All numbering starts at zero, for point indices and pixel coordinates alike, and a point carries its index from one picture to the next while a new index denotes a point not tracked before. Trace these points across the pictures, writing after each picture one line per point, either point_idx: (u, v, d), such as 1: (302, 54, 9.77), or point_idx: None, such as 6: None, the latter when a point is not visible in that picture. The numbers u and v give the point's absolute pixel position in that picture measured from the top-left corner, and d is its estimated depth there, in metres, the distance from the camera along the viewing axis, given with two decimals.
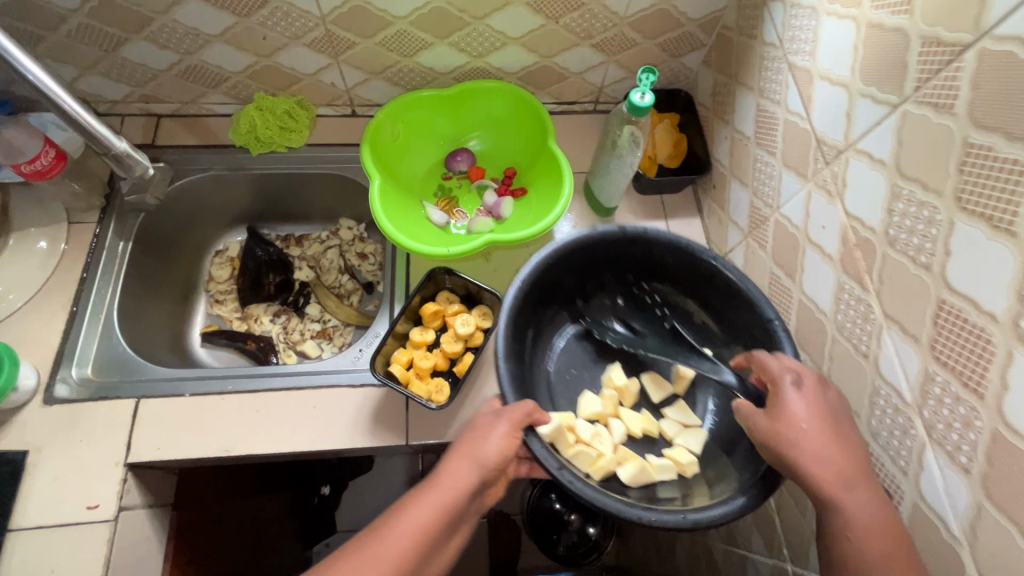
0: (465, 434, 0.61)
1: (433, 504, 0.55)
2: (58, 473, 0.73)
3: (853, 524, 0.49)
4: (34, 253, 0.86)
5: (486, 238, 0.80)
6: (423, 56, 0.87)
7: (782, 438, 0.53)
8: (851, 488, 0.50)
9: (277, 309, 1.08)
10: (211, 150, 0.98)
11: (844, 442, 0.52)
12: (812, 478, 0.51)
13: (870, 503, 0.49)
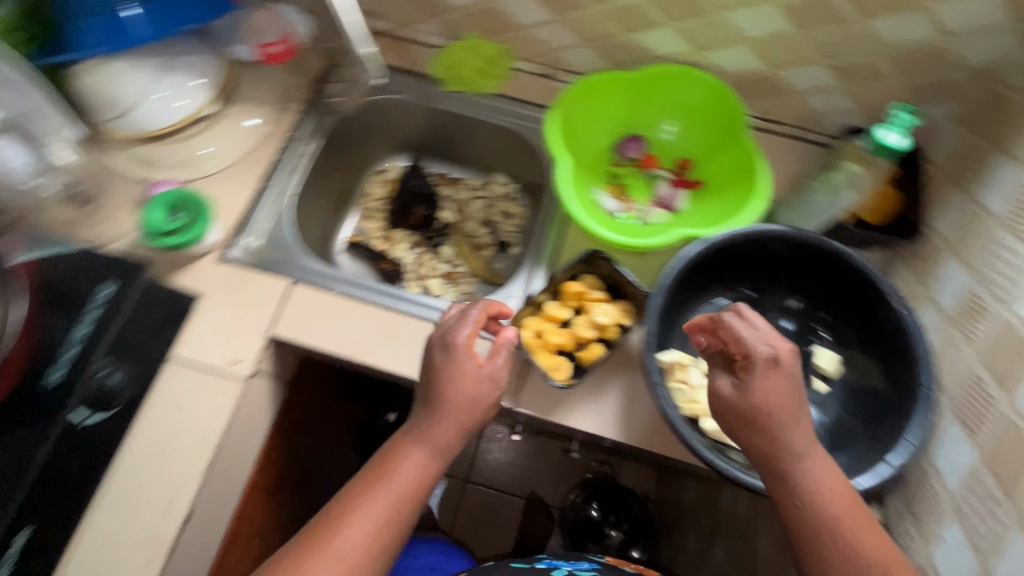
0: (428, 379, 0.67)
1: (445, 433, 0.65)
2: (212, 324, 0.80)
3: (817, 501, 0.56)
4: (240, 130, 0.93)
5: (681, 233, 0.76)
6: (644, 34, 0.83)
7: (754, 413, 0.57)
8: (808, 463, 0.57)
9: (416, 240, 1.13)
10: (410, 77, 1.00)
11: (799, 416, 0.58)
12: (778, 449, 0.57)
13: (826, 469, 0.58)
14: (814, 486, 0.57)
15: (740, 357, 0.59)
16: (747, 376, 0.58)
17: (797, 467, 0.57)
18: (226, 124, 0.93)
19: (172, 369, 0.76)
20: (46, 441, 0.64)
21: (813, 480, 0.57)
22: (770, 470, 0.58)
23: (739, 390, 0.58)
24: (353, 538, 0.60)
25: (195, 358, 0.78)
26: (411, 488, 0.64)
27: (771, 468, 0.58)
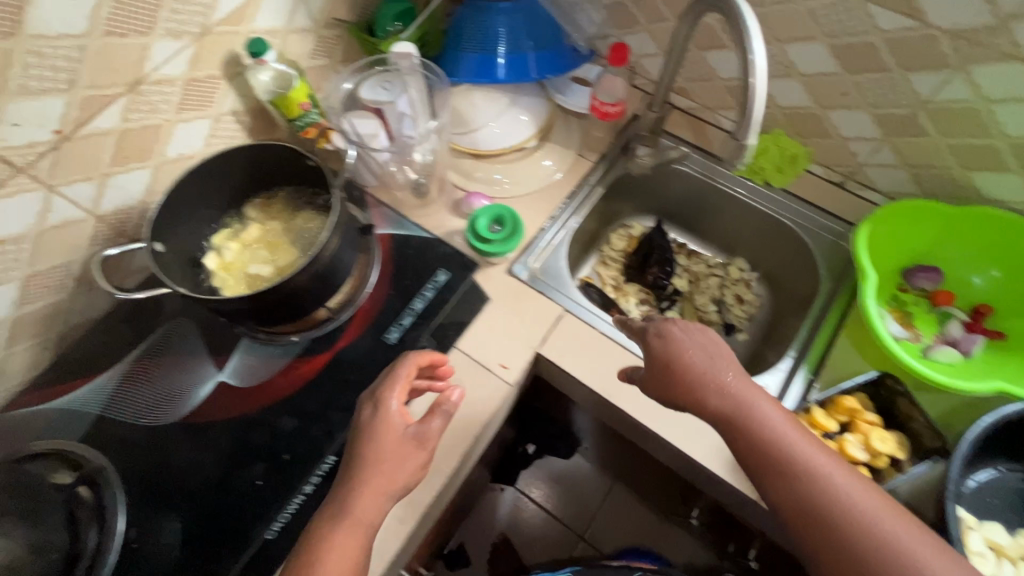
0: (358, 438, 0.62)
1: (394, 440, 0.61)
2: (492, 326, 0.85)
3: (773, 444, 0.60)
4: (540, 168, 1.02)
5: (1000, 385, 0.74)
6: (980, 175, 0.84)
7: (727, 399, 0.64)
8: (754, 399, 0.64)
9: (643, 298, 1.15)
10: (702, 154, 1.06)
11: (701, 356, 0.67)
12: (780, 438, 0.61)
13: (793, 425, 0.62)
14: (820, 487, 0.58)
15: (657, 331, 0.71)
16: (658, 346, 0.70)
17: (779, 443, 0.60)
18: (529, 159, 1.02)
19: (462, 357, 0.81)
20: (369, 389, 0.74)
21: (812, 464, 0.59)
22: (736, 418, 0.63)
23: (667, 368, 0.68)
24: (322, 566, 0.54)
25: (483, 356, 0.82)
26: (380, 493, 0.59)
27: (690, 393, 0.66)
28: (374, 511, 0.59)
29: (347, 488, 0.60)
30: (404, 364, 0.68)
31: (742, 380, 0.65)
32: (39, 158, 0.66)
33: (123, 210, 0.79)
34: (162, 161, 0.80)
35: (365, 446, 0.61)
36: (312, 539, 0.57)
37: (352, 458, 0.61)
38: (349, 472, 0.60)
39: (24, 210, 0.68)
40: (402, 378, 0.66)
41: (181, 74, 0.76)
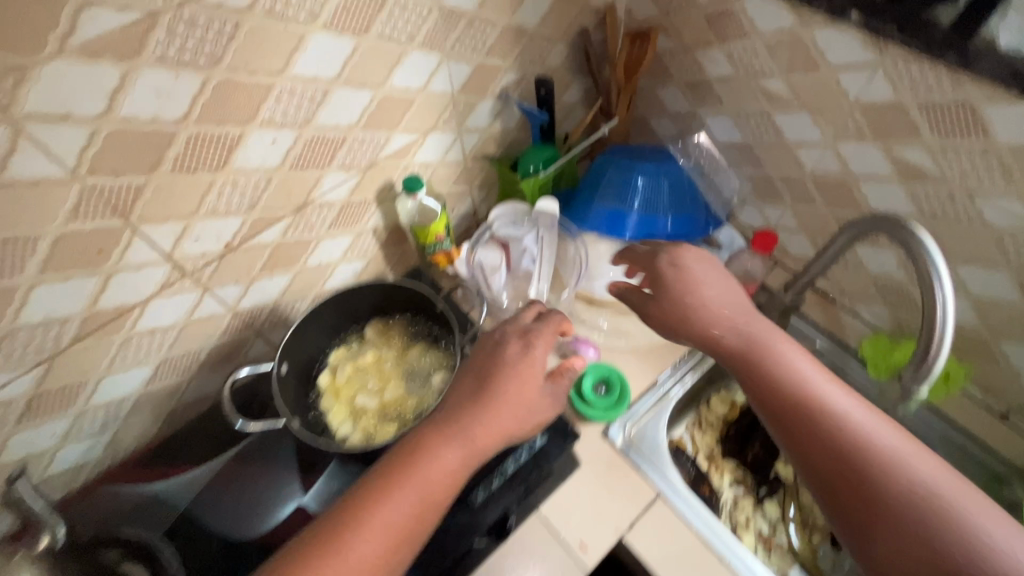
0: (493, 377, 0.62)
1: (534, 388, 0.62)
2: (579, 498, 0.80)
3: (831, 419, 0.56)
4: None
5: None
6: None
7: (739, 334, 0.65)
8: (820, 380, 0.60)
9: (739, 477, 1.04)
10: (830, 339, 0.98)
11: (754, 323, 0.66)
12: (803, 383, 0.60)
13: (847, 394, 0.59)
14: (819, 405, 0.58)
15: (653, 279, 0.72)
16: (657, 286, 0.71)
17: (804, 394, 0.59)
18: None
19: (541, 525, 0.78)
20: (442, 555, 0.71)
21: (842, 409, 0.57)
22: (749, 352, 0.64)
23: (671, 302, 0.69)
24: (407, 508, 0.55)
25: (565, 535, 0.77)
26: (504, 434, 0.60)
27: (706, 334, 0.67)
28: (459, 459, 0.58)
29: (439, 429, 0.59)
30: (516, 320, 0.69)
31: (774, 352, 0.63)
32: (206, 265, 0.72)
33: (257, 307, 0.84)
34: (302, 269, 0.86)
35: (503, 379, 0.61)
36: (397, 464, 0.57)
37: (465, 381, 0.63)
38: (438, 427, 0.60)
39: (179, 307, 0.74)
40: (521, 321, 0.68)
41: (340, 198, 0.82)
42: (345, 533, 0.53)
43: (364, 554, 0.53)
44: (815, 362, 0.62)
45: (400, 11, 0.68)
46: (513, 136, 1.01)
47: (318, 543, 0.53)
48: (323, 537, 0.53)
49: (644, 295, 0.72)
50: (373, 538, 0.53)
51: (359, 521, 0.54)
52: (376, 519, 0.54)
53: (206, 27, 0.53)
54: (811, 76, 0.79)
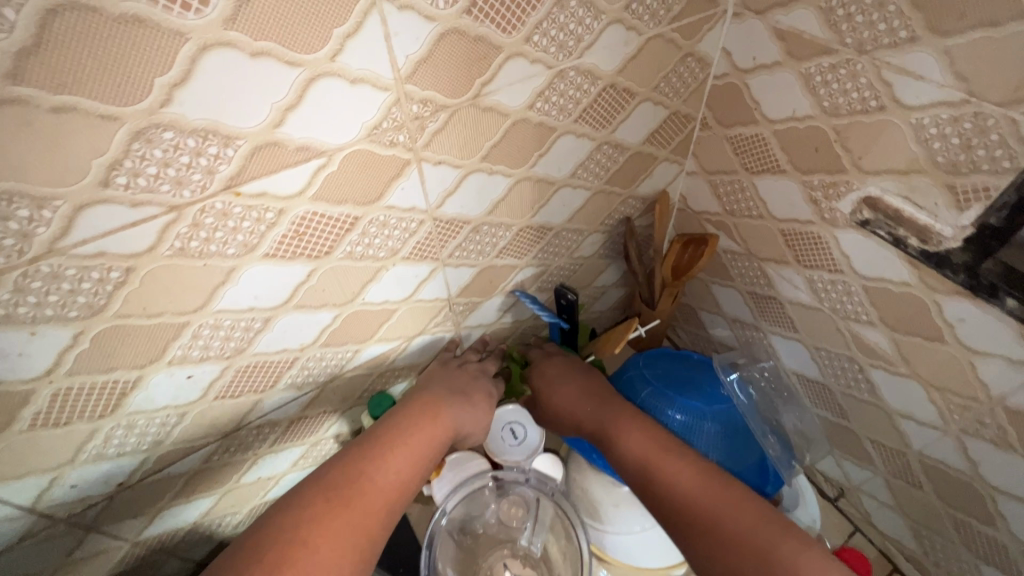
0: (432, 374, 0.70)
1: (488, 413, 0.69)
2: None
3: (668, 489, 0.60)
4: None
5: None
6: None
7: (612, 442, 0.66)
8: (659, 453, 0.62)
9: None
10: None
11: (613, 420, 0.67)
12: (639, 458, 0.63)
13: (691, 463, 0.61)
14: (669, 490, 0.60)
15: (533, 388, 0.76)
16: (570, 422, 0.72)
17: (643, 468, 0.62)
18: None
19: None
20: None
21: (674, 476, 0.60)
22: (638, 467, 0.63)
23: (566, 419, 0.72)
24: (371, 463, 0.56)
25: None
26: (454, 430, 0.66)
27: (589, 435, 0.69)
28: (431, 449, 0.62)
29: (412, 415, 0.63)
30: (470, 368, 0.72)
31: (621, 427, 0.66)
32: (90, 507, 0.56)
33: (168, 531, 0.67)
34: (233, 487, 0.68)
35: (474, 383, 0.70)
36: (366, 452, 0.57)
37: (419, 397, 0.65)
38: (411, 411, 0.63)
39: (50, 553, 0.57)
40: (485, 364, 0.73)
41: (289, 415, 0.65)
42: (329, 519, 0.50)
43: (334, 549, 0.49)
44: (648, 428, 0.65)
45: (378, 228, 0.52)
46: (527, 326, 0.83)
47: (274, 536, 0.48)
48: (299, 525, 0.49)
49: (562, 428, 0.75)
50: (342, 527, 0.50)
51: (337, 508, 0.51)
52: (353, 505, 0.52)
53: (80, 279, 0.39)
54: (929, 346, 0.58)
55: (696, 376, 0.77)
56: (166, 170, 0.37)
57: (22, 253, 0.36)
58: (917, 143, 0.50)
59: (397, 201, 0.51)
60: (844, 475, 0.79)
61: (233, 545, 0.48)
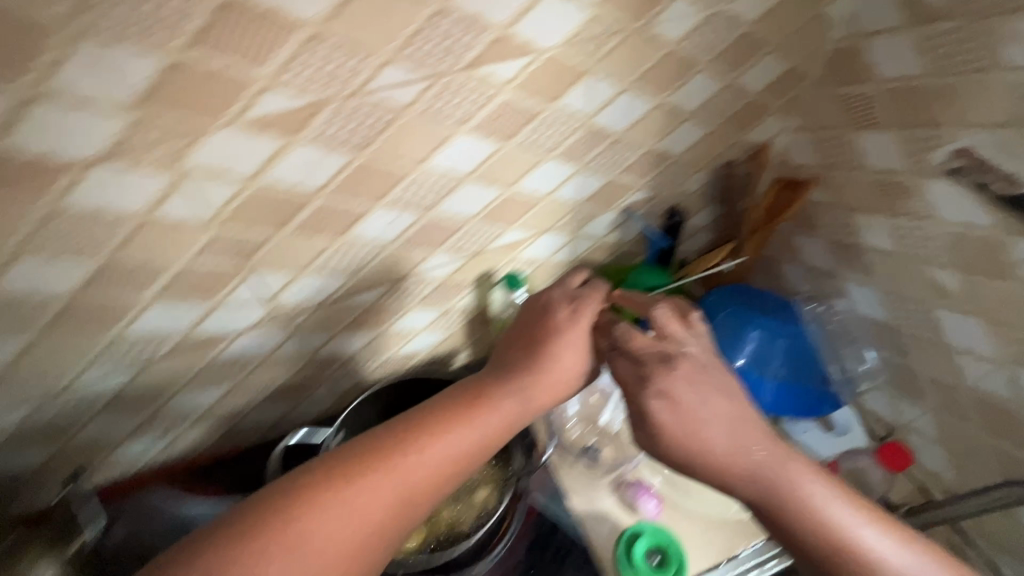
0: (526, 318, 0.67)
1: (574, 357, 0.64)
2: None
3: (797, 512, 0.54)
4: None
5: None
6: None
7: (732, 460, 0.55)
8: (788, 468, 0.55)
9: None
10: None
11: (725, 413, 0.57)
12: (772, 478, 0.55)
13: (820, 481, 0.55)
14: (800, 512, 0.54)
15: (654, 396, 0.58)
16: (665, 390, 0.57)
17: (771, 484, 0.55)
18: None
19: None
20: None
21: (811, 500, 0.54)
22: (766, 489, 0.55)
23: (669, 417, 0.57)
24: (402, 440, 0.55)
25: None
26: (508, 415, 0.61)
27: (732, 459, 0.55)
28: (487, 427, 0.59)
29: (465, 396, 0.61)
30: (562, 283, 0.69)
31: (740, 420, 0.57)
32: (300, 313, 0.74)
33: (333, 356, 0.85)
34: (384, 331, 0.86)
35: (549, 340, 0.64)
36: (399, 433, 0.56)
37: (471, 382, 0.63)
38: (461, 399, 0.60)
39: (265, 342, 0.76)
40: (572, 293, 0.67)
41: (441, 276, 0.81)
42: (342, 490, 0.51)
43: (333, 525, 0.49)
44: (761, 429, 0.57)
45: (548, 124, 0.67)
46: (627, 247, 0.97)
47: (272, 515, 0.48)
48: (309, 500, 0.49)
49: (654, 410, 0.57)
50: (340, 514, 0.49)
51: (333, 500, 0.50)
52: (352, 503, 0.50)
53: (364, 118, 0.56)
54: (996, 284, 0.67)
55: (773, 306, 0.89)
56: (439, 45, 0.53)
57: (343, 89, 0.53)
58: (1012, 99, 0.58)
59: (568, 103, 0.66)
60: (895, 412, 0.88)
61: (248, 501, 0.50)
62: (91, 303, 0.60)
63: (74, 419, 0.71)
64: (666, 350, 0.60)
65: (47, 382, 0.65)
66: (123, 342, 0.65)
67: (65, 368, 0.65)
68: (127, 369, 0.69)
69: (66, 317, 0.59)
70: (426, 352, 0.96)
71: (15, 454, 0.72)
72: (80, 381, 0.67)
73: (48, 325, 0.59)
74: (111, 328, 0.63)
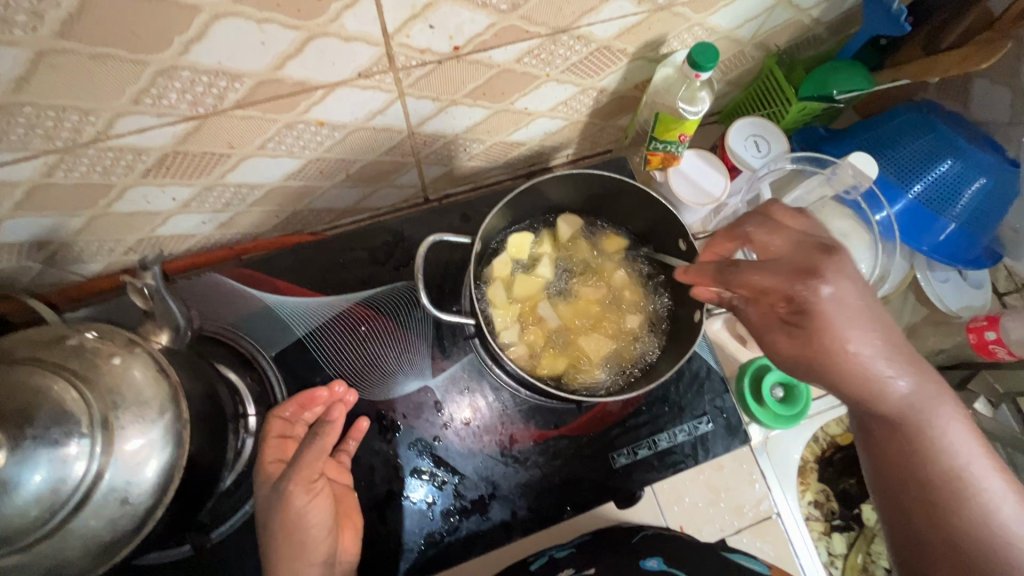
0: (265, 456, 0.56)
1: (319, 509, 0.52)
2: (694, 479, 0.74)
3: (917, 450, 0.47)
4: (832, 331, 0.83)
5: None
6: None
7: (870, 385, 0.46)
8: (933, 404, 0.46)
9: None
10: None
11: (875, 342, 0.46)
12: (842, 347, 0.46)
13: (897, 354, 0.46)
14: (918, 451, 0.47)
15: (790, 309, 0.47)
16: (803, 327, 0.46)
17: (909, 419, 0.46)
18: None
19: (652, 499, 0.73)
20: (562, 514, 0.63)
21: (939, 441, 0.46)
22: (903, 423, 0.47)
23: (799, 342, 0.47)
24: (308, 499, 0.52)
25: (667, 519, 0.73)
26: (325, 559, 0.52)
27: (877, 385, 0.46)
28: (352, 427, 0.60)
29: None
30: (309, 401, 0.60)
31: (896, 348, 0.46)
32: (419, 66, 0.51)
33: (434, 134, 0.65)
34: (504, 108, 0.64)
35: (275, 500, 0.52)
36: None
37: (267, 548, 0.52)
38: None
39: (364, 103, 0.54)
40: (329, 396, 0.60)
41: (604, 37, 0.57)
42: None
43: None
44: (911, 353, 0.47)
45: None
46: (816, 32, 0.72)
47: (284, 535, 0.51)
48: (274, 558, 0.51)
49: (789, 330, 0.48)
50: (320, 552, 0.52)
51: (299, 547, 0.51)
52: (307, 533, 0.52)
53: None
54: None
55: (980, 143, 0.72)
56: None
57: None
58: None
59: None
60: None
61: None
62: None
63: (108, 180, 0.52)
64: (799, 265, 0.46)
65: (66, 125, 0.44)
66: (177, 77, 0.43)
67: (94, 108, 0.43)
68: (178, 122, 0.48)
69: (88, 17, 0.36)
70: (534, 142, 0.76)
71: (36, 217, 0.54)
72: (115, 131, 0.46)
73: (62, 30, 0.36)
74: (159, 51, 0.40)
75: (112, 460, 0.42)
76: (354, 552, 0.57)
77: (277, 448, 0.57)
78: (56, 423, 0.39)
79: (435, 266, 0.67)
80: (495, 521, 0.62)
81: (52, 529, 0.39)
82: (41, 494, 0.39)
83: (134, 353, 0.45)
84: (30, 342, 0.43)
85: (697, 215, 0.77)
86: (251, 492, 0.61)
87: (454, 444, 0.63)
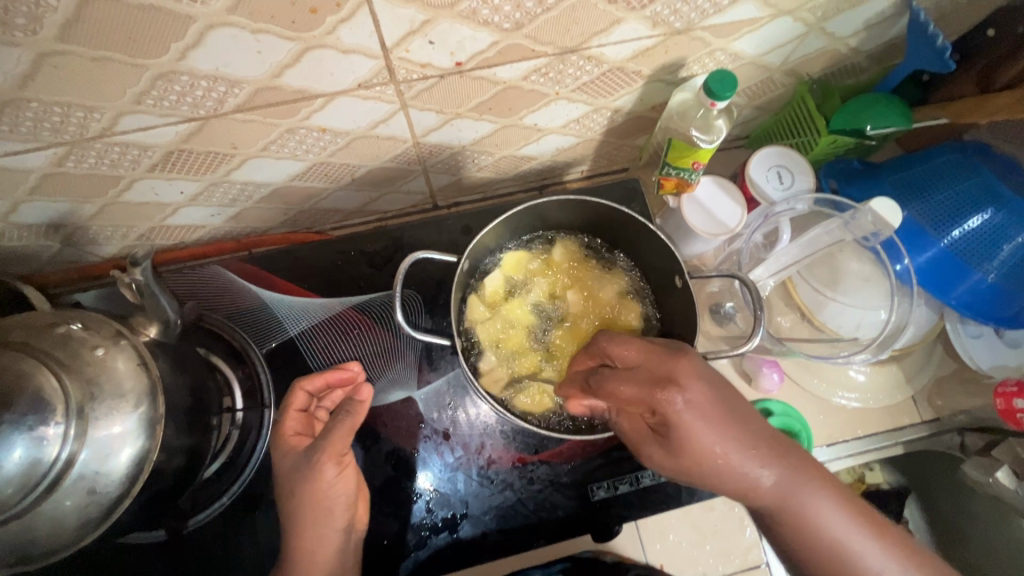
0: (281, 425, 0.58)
1: (348, 480, 0.56)
2: (681, 518, 0.71)
3: (801, 535, 0.46)
4: (847, 378, 0.78)
5: None
6: None
7: (742, 480, 0.45)
8: (806, 492, 0.45)
9: None
10: None
11: (733, 439, 0.44)
12: (727, 469, 0.44)
13: (772, 454, 0.45)
14: (808, 538, 0.46)
15: (657, 421, 0.47)
16: (670, 435, 0.46)
17: (784, 512, 0.45)
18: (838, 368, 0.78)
19: (634, 534, 0.71)
20: (534, 542, 0.62)
21: (818, 521, 0.45)
22: (779, 513, 0.46)
23: (672, 455, 0.46)
24: (338, 471, 0.55)
25: (647, 554, 0.70)
26: (346, 528, 0.56)
27: (744, 482, 0.45)
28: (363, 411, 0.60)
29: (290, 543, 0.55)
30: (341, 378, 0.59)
31: (756, 438, 0.45)
32: (420, 80, 0.51)
33: (440, 145, 0.64)
34: (512, 123, 0.63)
35: (306, 469, 0.54)
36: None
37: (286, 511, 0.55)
38: (303, 533, 0.54)
39: (366, 113, 0.54)
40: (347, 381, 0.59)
41: (617, 58, 0.55)
42: None
43: None
44: (777, 441, 0.46)
45: None
46: (854, 61, 0.67)
47: (312, 502, 0.54)
48: (301, 526, 0.54)
49: (661, 442, 0.47)
50: (341, 522, 0.55)
51: (323, 517, 0.54)
52: (331, 504, 0.54)
53: None
54: None
55: None
56: None
57: None
58: None
59: None
60: None
61: None
62: (124, 5, 0.37)
63: (117, 172, 0.54)
64: (655, 373, 0.46)
65: (72, 121, 0.46)
66: (176, 81, 0.44)
67: (96, 106, 0.44)
68: (178, 123, 0.49)
69: (86, 22, 0.37)
70: (545, 156, 0.74)
71: (51, 203, 0.56)
72: (119, 128, 0.48)
73: (61, 34, 0.37)
74: (157, 57, 0.41)
75: (85, 446, 0.43)
76: (365, 523, 0.59)
77: (297, 420, 0.58)
78: (32, 409, 0.41)
79: (431, 277, 0.67)
80: (466, 541, 0.61)
81: (24, 510, 0.41)
82: (15, 474, 0.40)
83: (118, 345, 0.46)
84: (23, 327, 0.45)
85: (708, 245, 0.73)
86: (231, 483, 0.62)
87: (433, 458, 0.63)
